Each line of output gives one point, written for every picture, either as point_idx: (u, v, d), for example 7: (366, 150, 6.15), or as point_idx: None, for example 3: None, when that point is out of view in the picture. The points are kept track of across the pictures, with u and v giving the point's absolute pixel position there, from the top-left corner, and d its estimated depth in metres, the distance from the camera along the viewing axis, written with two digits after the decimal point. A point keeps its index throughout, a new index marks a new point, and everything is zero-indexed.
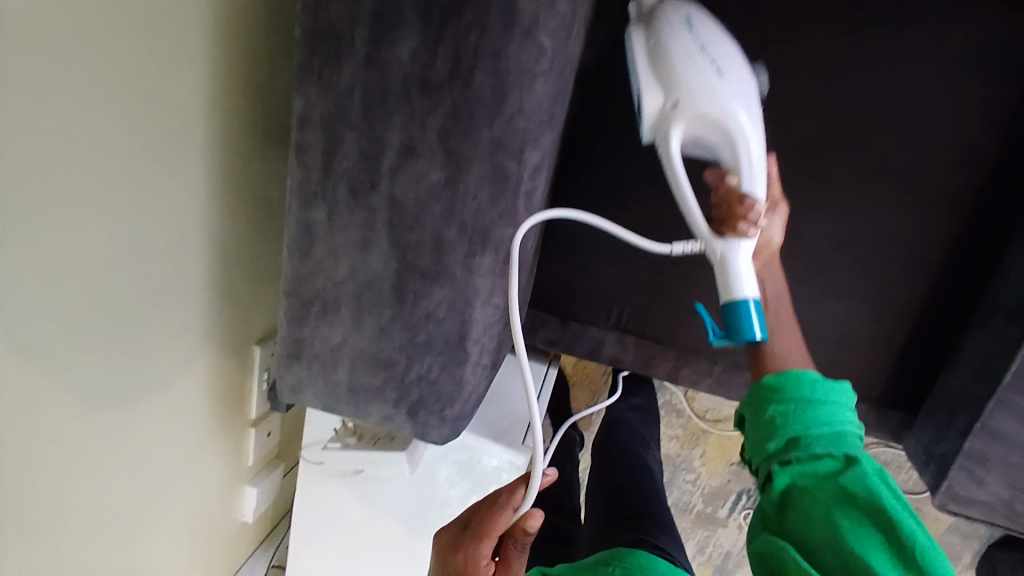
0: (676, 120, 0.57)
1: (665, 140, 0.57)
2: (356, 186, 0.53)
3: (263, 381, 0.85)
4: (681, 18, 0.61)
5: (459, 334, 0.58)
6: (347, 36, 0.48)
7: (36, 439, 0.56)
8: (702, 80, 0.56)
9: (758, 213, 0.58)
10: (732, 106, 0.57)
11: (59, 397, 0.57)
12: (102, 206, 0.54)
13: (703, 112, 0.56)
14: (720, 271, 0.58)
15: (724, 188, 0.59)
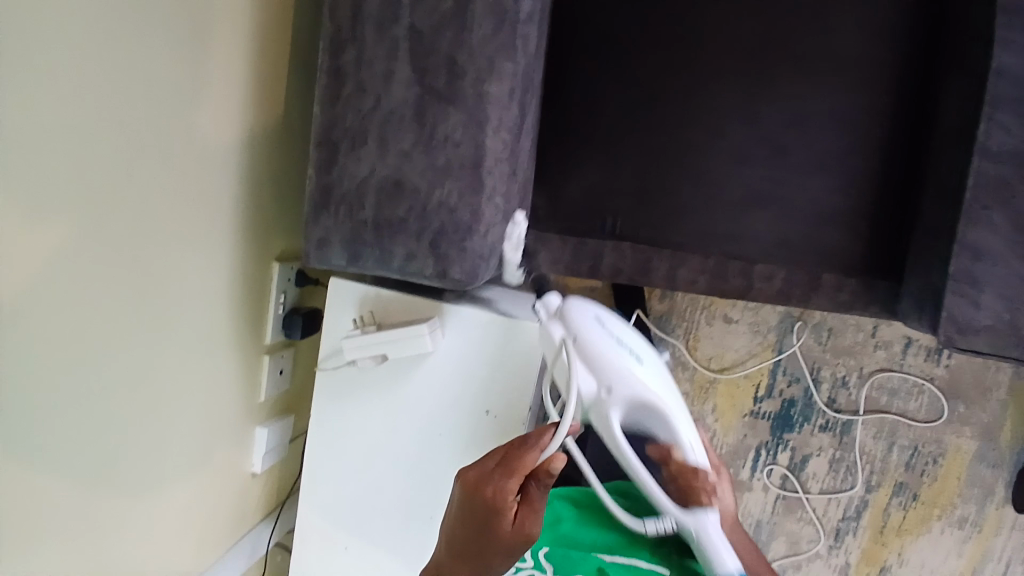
0: (613, 408, 0.67)
1: (622, 453, 0.69)
2: (381, 23, 0.63)
3: (280, 305, 0.88)
4: (584, 312, 0.69)
5: (474, 158, 0.65)
6: None
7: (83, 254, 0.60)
8: (626, 373, 0.67)
9: (710, 483, 0.71)
10: (651, 385, 0.68)
11: (96, 223, 0.60)
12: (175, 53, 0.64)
13: (635, 398, 0.67)
14: (702, 543, 0.69)
15: (673, 464, 0.71)
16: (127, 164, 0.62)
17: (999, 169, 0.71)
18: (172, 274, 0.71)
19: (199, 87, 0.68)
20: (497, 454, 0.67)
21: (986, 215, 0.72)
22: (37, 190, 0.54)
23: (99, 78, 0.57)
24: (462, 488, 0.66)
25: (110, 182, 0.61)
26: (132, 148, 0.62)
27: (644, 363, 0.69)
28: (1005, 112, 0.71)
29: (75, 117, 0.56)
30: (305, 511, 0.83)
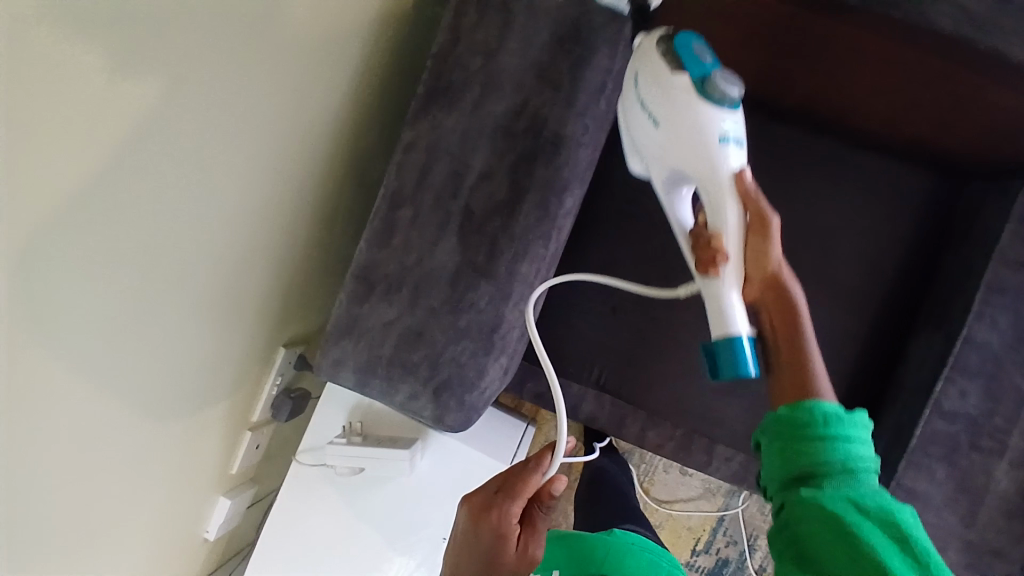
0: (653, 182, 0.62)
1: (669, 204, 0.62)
2: (440, 195, 0.70)
3: (275, 386, 0.91)
4: (630, 74, 0.61)
5: (493, 325, 0.71)
6: (460, 94, 0.69)
7: (148, 354, 0.63)
8: (650, 144, 0.60)
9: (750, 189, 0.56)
10: (678, 137, 0.57)
11: (167, 323, 0.64)
12: (265, 180, 0.69)
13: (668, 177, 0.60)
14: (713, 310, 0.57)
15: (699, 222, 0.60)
16: (192, 281, 0.65)
17: (948, 426, 0.81)
18: (196, 366, 0.73)
19: (271, 204, 0.73)
20: (500, 478, 0.69)
21: (926, 464, 0.82)
22: (139, 307, 0.58)
23: (209, 205, 0.62)
24: (468, 516, 0.68)
25: (185, 287, 0.64)
26: (207, 265, 0.66)
27: (666, 126, 0.57)
28: (960, 378, 0.81)
29: (187, 237, 0.61)
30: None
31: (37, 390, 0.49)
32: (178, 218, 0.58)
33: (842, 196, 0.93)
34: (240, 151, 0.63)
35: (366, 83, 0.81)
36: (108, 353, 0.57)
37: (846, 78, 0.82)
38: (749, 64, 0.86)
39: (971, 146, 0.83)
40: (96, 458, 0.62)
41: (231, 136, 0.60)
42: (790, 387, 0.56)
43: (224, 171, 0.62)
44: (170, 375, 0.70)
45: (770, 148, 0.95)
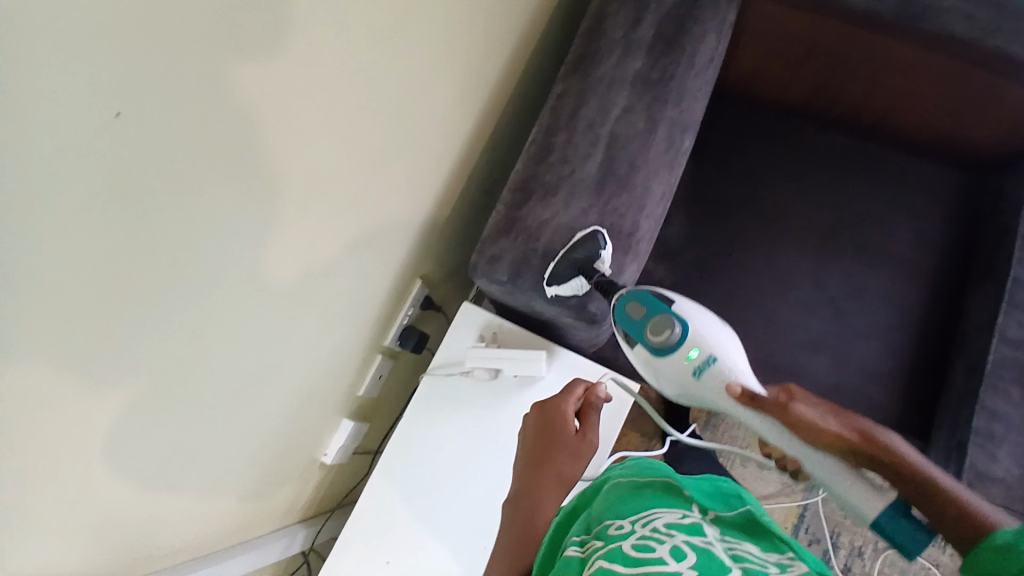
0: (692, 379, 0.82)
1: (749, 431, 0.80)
2: (591, 124, 0.87)
3: (407, 317, 1.00)
4: None
5: (629, 229, 0.85)
6: (608, 53, 0.89)
7: (359, 209, 0.74)
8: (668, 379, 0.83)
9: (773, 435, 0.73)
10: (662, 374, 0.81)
11: (376, 189, 0.76)
12: (454, 104, 0.86)
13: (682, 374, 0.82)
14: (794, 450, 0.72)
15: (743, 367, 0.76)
16: (398, 163, 0.78)
17: (1015, 352, 0.91)
18: (374, 254, 0.84)
19: (450, 131, 0.89)
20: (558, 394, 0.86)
21: (1003, 387, 0.90)
22: (371, 150, 0.70)
23: (423, 95, 0.76)
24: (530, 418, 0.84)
25: (393, 162, 0.77)
26: (410, 157, 0.81)
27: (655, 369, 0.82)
28: (1017, 311, 0.92)
29: (407, 117, 0.75)
30: (371, 486, 0.90)
31: (309, 167, 0.60)
32: (408, 90, 0.72)
33: (892, 184, 1.11)
34: (450, 64, 0.80)
35: (521, 65, 1.02)
36: (346, 179, 0.68)
37: (885, 87, 1.04)
38: (805, 79, 1.08)
39: (997, 139, 1.03)
40: (308, 289, 0.71)
41: (449, 46, 0.78)
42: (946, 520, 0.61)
43: (438, 72, 0.78)
44: (359, 249, 0.79)
45: (826, 148, 1.14)
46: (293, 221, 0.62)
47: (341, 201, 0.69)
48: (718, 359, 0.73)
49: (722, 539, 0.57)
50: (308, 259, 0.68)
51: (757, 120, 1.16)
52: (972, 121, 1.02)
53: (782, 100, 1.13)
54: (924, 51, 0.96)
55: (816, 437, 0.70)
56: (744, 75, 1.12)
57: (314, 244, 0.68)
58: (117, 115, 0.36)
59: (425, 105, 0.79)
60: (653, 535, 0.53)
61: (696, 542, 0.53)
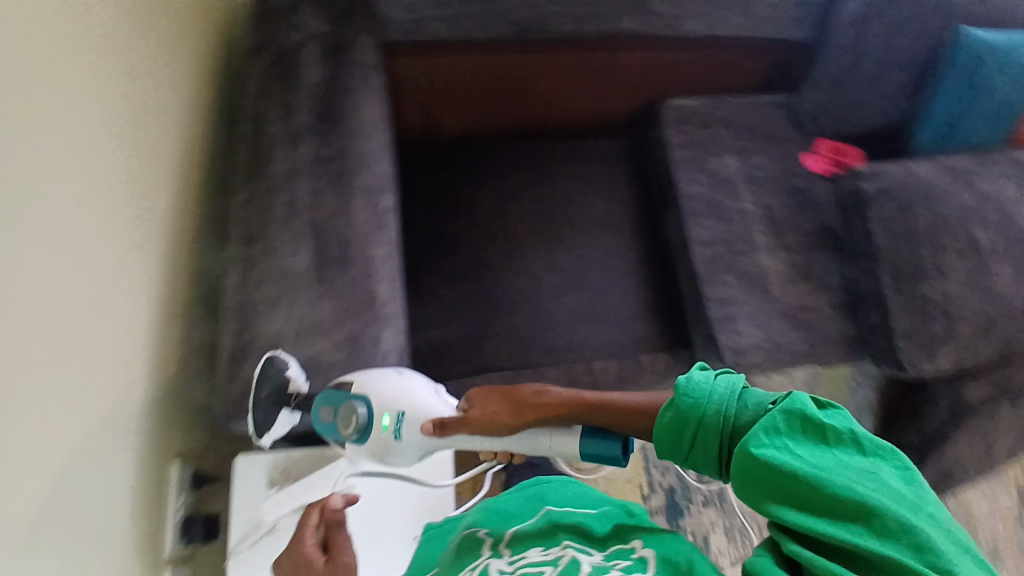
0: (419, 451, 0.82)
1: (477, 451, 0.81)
2: (285, 219, 0.84)
3: (180, 513, 0.84)
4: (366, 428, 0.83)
5: (369, 299, 0.83)
6: (273, 148, 0.87)
7: (58, 407, 0.60)
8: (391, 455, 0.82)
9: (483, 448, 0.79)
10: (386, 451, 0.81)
11: (72, 377, 0.63)
12: (138, 255, 0.76)
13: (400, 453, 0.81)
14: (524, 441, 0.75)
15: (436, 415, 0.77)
16: (87, 339, 0.66)
17: (711, 249, 1.07)
18: (105, 451, 0.69)
19: (146, 284, 0.79)
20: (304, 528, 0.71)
21: (718, 278, 1.04)
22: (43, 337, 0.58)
23: (85, 257, 0.66)
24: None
25: (79, 341, 0.64)
26: (101, 329, 0.69)
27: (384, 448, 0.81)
28: (698, 219, 1.09)
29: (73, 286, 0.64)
30: None
31: None
32: (61, 257, 0.61)
33: (578, 161, 1.25)
34: (110, 215, 0.71)
35: (198, 189, 0.95)
36: (21, 382, 0.55)
37: (535, 99, 1.17)
38: (472, 112, 1.16)
39: (631, 107, 1.24)
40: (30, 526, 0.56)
41: (101, 200, 0.69)
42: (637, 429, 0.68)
43: (96, 224, 0.68)
44: (80, 453, 0.64)
45: (515, 155, 1.23)
46: None
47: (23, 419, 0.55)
48: (407, 414, 0.77)
49: (508, 564, 0.62)
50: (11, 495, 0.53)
51: (448, 151, 1.21)
52: (608, 101, 1.21)
53: (462, 133, 1.20)
54: (545, 54, 1.10)
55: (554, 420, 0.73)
56: (418, 123, 1.16)
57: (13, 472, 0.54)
58: None
59: (94, 267, 0.68)
60: None
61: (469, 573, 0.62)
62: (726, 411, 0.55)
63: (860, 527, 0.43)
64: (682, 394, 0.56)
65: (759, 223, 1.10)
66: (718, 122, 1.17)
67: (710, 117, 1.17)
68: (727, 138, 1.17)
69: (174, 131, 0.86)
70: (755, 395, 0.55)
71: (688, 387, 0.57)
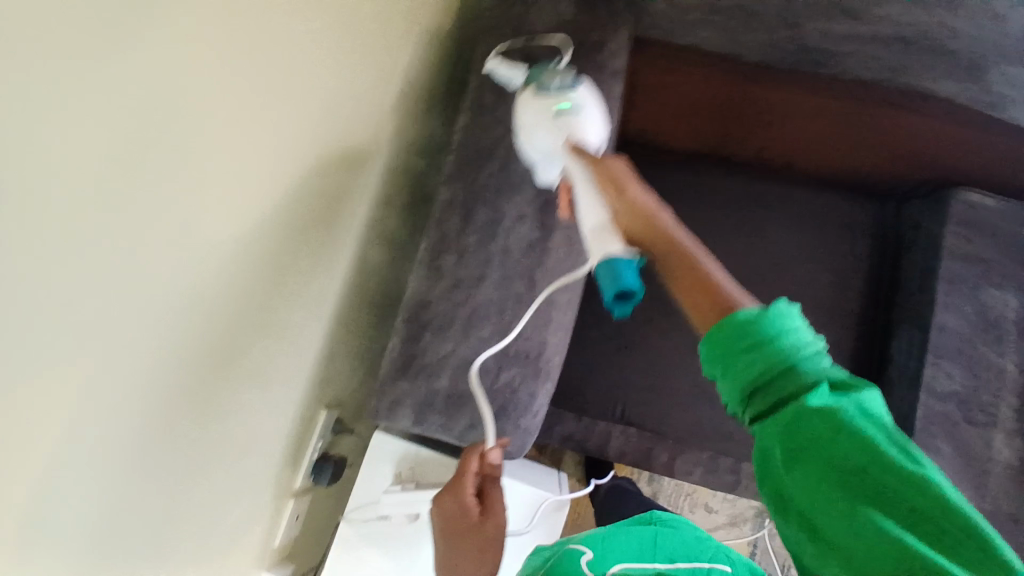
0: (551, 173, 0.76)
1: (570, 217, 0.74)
2: (481, 239, 0.79)
3: (317, 450, 0.92)
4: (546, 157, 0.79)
5: (536, 351, 0.78)
6: (490, 154, 0.80)
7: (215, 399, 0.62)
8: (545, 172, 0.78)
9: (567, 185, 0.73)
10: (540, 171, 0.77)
11: (236, 366, 0.64)
12: (326, 236, 0.76)
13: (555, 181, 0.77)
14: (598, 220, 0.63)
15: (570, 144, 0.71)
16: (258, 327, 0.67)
17: (942, 405, 0.90)
18: (258, 418, 0.73)
19: (330, 262, 0.79)
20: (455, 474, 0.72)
21: (934, 442, 0.89)
22: (211, 340, 0.58)
23: (271, 247, 0.64)
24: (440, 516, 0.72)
25: (250, 330, 0.65)
26: (273, 312, 0.69)
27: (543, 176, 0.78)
28: (941, 361, 0.92)
29: (255, 279, 0.63)
30: None
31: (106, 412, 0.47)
32: (247, 257, 0.60)
33: (819, 224, 1.06)
34: (307, 197, 0.68)
35: (404, 155, 0.91)
36: (184, 387, 0.56)
37: (796, 130, 0.98)
38: (711, 131, 1.00)
39: (909, 175, 1.00)
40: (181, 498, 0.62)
41: (302, 186, 0.67)
42: (690, 282, 0.54)
43: (286, 212, 0.65)
44: (230, 428, 0.68)
45: (740, 190, 1.06)
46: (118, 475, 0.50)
47: (195, 405, 0.59)
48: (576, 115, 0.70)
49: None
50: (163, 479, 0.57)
51: (670, 172, 1.05)
52: (885, 160, 0.99)
53: (689, 150, 1.05)
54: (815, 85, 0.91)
55: (632, 225, 0.61)
56: (645, 127, 1.00)
57: (164, 463, 0.57)
58: None
59: (281, 253, 0.67)
60: None
61: None
62: (792, 367, 0.45)
63: (882, 513, 0.39)
64: (772, 314, 0.47)
65: (1011, 390, 0.91)
66: (1015, 242, 0.95)
67: (1004, 234, 0.95)
68: (1015, 268, 0.94)
69: (387, 102, 0.79)
70: (835, 373, 0.46)
71: (777, 319, 0.47)
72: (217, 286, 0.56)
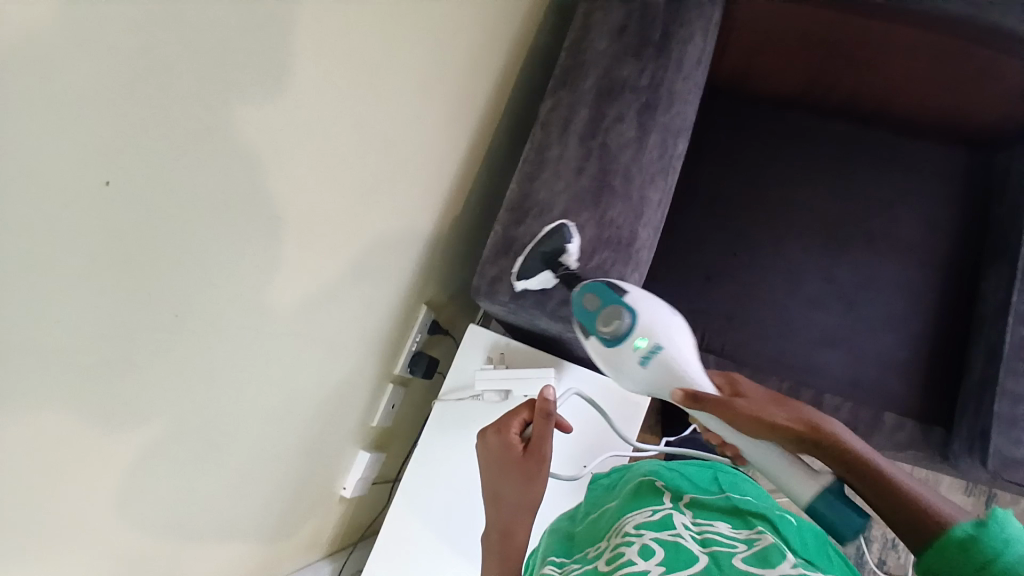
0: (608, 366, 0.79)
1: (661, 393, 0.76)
2: (582, 137, 0.87)
3: (415, 344, 1.00)
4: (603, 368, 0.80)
5: (630, 239, 0.85)
6: (593, 66, 0.89)
7: (331, 226, 0.72)
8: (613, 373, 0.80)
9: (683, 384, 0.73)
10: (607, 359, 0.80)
11: (352, 210, 0.75)
12: (440, 125, 0.86)
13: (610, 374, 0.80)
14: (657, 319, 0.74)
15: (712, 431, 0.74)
16: (374, 180, 0.77)
17: None
18: (364, 275, 0.83)
19: (441, 153, 0.90)
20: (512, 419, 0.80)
21: None
22: (334, 168, 0.68)
23: (391, 110, 0.75)
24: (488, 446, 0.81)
25: (368, 178, 0.75)
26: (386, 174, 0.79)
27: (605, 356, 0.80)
28: None
29: (370, 133, 0.73)
30: (393, 515, 0.90)
31: (251, 183, 0.57)
32: (372, 111, 0.71)
33: (901, 172, 1.10)
34: (426, 77, 0.79)
35: (511, 80, 1.02)
36: (308, 200, 0.66)
37: (880, 70, 1.04)
38: (797, 71, 1.08)
39: (998, 116, 1.02)
40: (295, 314, 0.72)
41: (427, 63, 0.78)
42: (909, 521, 0.56)
43: (405, 85, 0.76)
44: (342, 271, 0.77)
45: (824, 133, 1.13)
46: (258, 249, 0.61)
47: (315, 220, 0.68)
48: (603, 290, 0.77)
49: (692, 525, 0.66)
50: (284, 281, 0.67)
51: (753, 116, 1.15)
52: (972, 101, 1.02)
53: (777, 93, 1.13)
54: (899, 24, 0.97)
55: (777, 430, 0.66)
56: (736, 68, 1.12)
57: (290, 264, 0.67)
58: (104, 184, 0.42)
59: (404, 120, 0.78)
60: (624, 541, 0.62)
61: (664, 534, 0.62)
62: (960, 558, 0.48)
63: None
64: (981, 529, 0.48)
65: None
66: None
67: None
68: None
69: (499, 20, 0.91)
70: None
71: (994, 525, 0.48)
72: None
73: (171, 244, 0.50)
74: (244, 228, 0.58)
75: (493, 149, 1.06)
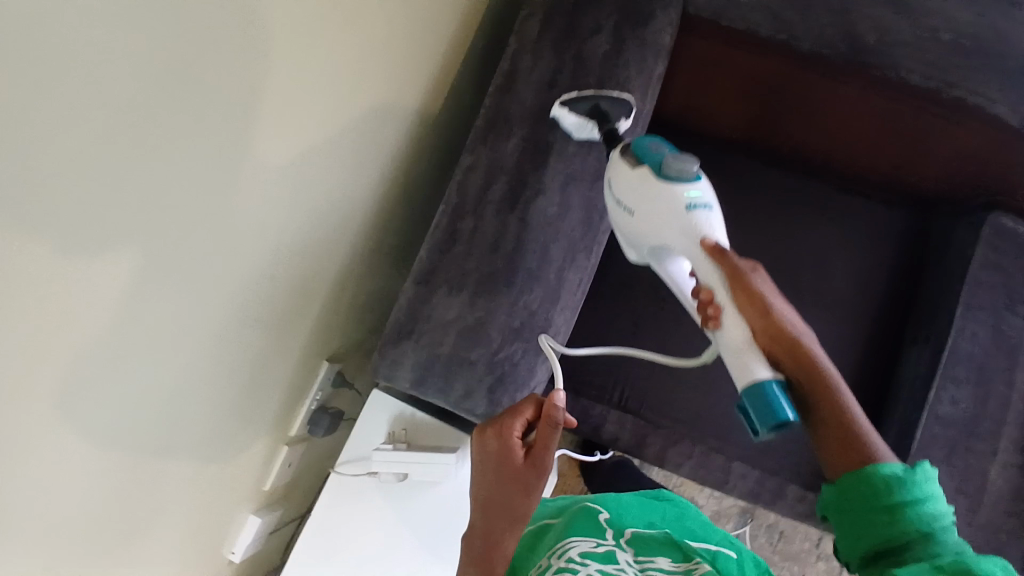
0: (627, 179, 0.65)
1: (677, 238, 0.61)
2: (500, 208, 0.78)
3: (315, 401, 0.93)
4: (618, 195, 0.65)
5: (542, 326, 0.78)
6: (519, 121, 0.78)
7: (225, 341, 0.64)
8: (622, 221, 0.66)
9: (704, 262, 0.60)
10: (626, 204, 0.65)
11: (249, 316, 0.66)
12: (352, 190, 0.75)
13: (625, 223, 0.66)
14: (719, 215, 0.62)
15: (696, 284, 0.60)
16: (270, 275, 0.66)
17: (944, 428, 0.89)
18: (261, 362, 0.74)
19: (352, 215, 0.79)
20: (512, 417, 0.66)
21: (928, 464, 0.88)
22: (224, 287, 0.59)
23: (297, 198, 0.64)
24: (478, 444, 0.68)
25: (263, 278, 0.65)
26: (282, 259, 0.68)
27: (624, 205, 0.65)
28: (950, 385, 0.90)
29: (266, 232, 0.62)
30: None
31: (114, 355, 0.48)
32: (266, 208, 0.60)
33: (845, 233, 1.04)
34: (339, 150, 0.67)
35: (435, 113, 0.90)
36: (182, 334, 0.55)
37: (834, 128, 0.96)
38: (745, 115, 0.99)
39: (945, 185, 0.97)
40: (177, 438, 0.64)
41: (340, 133, 0.66)
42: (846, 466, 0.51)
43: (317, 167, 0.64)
44: (236, 373, 0.69)
45: (771, 184, 1.06)
46: (127, 410, 0.52)
47: (198, 344, 0.59)
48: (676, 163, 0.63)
49: (635, 561, 0.66)
50: (164, 418, 0.59)
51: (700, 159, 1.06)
52: (921, 170, 0.97)
53: (725, 136, 1.04)
54: (849, 85, 0.90)
55: (768, 320, 0.54)
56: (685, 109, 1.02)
57: (171, 399, 0.59)
58: None
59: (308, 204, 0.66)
60: (567, 568, 0.62)
61: (608, 567, 0.62)
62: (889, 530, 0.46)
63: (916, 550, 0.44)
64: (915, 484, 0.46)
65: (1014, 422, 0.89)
66: None
67: None
68: None
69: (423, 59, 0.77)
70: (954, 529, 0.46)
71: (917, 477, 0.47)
72: (239, 237, 0.56)
73: (7, 462, 0.41)
74: (104, 406, 0.49)
75: (413, 187, 0.95)
